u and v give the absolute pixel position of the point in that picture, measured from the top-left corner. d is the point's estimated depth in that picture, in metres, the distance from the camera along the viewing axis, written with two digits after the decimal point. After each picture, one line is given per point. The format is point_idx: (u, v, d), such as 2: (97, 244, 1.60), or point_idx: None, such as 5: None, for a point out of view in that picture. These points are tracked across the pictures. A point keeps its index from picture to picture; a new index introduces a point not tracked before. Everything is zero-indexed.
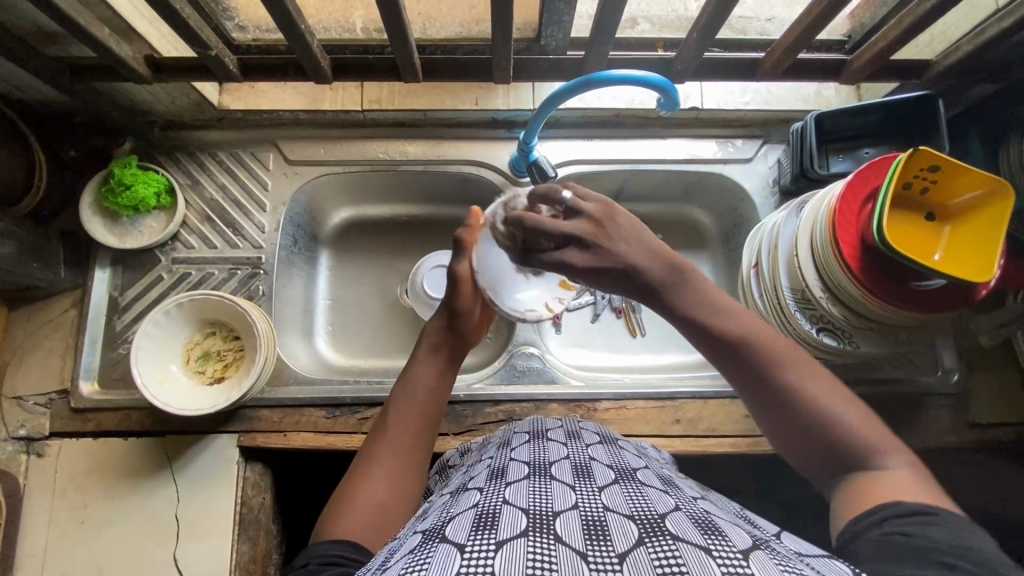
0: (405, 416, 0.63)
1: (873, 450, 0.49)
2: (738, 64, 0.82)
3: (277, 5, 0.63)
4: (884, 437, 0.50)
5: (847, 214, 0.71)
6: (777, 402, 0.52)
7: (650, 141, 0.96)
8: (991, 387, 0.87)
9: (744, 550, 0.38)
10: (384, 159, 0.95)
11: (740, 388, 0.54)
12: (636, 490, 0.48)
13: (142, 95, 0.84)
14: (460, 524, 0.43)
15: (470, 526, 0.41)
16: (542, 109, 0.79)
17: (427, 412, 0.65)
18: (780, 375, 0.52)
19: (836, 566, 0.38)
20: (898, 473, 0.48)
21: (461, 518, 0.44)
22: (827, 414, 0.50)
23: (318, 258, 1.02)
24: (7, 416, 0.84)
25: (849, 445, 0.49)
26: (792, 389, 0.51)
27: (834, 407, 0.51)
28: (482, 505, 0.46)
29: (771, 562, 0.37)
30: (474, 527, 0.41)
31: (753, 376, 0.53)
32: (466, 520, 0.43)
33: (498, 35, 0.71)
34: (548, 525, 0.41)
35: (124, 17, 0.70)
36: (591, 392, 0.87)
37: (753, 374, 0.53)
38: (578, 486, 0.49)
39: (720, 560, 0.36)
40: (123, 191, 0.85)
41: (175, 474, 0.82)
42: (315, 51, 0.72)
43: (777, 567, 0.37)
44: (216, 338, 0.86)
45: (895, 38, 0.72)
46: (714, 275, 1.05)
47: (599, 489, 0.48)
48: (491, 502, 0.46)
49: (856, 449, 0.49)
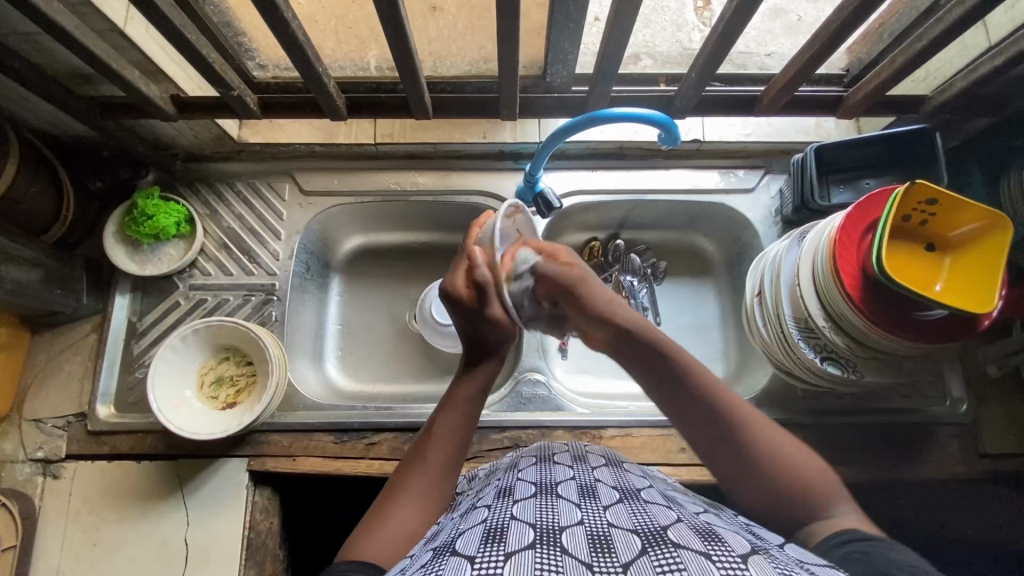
0: (441, 442, 0.62)
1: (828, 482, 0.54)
2: (738, 100, 0.85)
3: (296, 49, 0.67)
4: (831, 488, 0.54)
5: (848, 245, 0.72)
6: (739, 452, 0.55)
7: (653, 172, 0.98)
8: (1001, 417, 0.86)
9: (744, 554, 0.39)
10: (395, 189, 0.98)
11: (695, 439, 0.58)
12: (640, 508, 0.49)
13: (167, 129, 0.88)
14: (469, 538, 0.44)
15: (479, 539, 0.43)
16: (548, 143, 0.82)
17: (462, 438, 0.63)
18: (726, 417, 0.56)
19: None
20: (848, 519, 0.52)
21: (471, 533, 0.45)
22: (782, 464, 0.54)
23: (330, 284, 1.04)
24: (26, 439, 0.86)
25: (800, 488, 0.53)
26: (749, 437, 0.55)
27: (789, 455, 0.55)
28: (490, 520, 0.47)
29: (769, 565, 0.38)
30: (483, 540, 0.42)
31: (704, 423, 0.57)
32: (475, 534, 0.44)
33: (505, 74, 0.74)
34: (554, 537, 0.42)
35: (154, 60, 0.74)
36: (597, 420, 0.87)
37: (693, 409, 0.57)
38: (583, 504, 0.50)
39: (720, 564, 0.37)
40: (145, 221, 0.89)
41: (186, 498, 0.84)
42: (331, 90, 0.76)
43: (775, 570, 0.37)
44: (229, 363, 0.88)
45: (889, 76, 0.74)
46: (719, 302, 1.06)
47: (604, 507, 0.49)
48: (499, 517, 0.47)
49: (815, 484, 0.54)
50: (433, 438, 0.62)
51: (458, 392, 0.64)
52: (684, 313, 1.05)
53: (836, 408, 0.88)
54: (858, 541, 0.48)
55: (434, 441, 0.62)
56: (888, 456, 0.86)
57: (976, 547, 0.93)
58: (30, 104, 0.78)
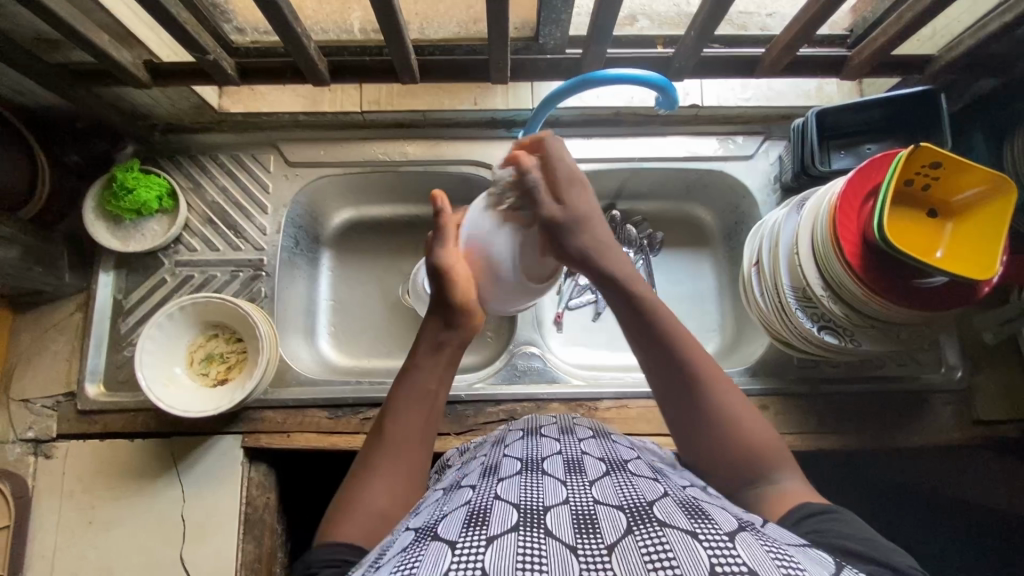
0: (405, 424, 0.61)
1: (767, 459, 0.55)
2: (738, 62, 0.81)
3: (273, 9, 0.63)
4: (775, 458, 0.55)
5: (848, 212, 0.70)
6: (688, 403, 0.58)
7: (649, 139, 0.96)
8: (995, 384, 0.86)
9: (731, 532, 0.39)
10: (384, 159, 0.95)
11: (659, 390, 0.60)
12: (626, 481, 0.49)
13: (143, 98, 0.84)
14: (451, 521, 0.43)
15: (461, 522, 0.42)
16: (541, 108, 0.79)
17: (426, 422, 0.62)
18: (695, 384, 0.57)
19: (821, 555, 0.39)
20: (786, 487, 0.53)
21: (453, 515, 0.44)
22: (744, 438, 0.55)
23: (320, 258, 1.02)
24: (15, 419, 0.85)
25: (744, 459, 0.55)
26: (696, 385, 0.57)
27: (753, 433, 0.56)
28: (474, 502, 0.46)
29: (757, 543, 0.38)
30: (464, 524, 0.41)
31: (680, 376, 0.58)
32: (456, 518, 0.43)
33: (495, 35, 0.71)
34: (537, 519, 0.41)
35: (123, 23, 0.70)
36: (593, 392, 0.87)
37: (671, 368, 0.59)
38: (569, 480, 0.49)
39: (706, 544, 0.37)
40: (125, 195, 0.86)
41: (181, 475, 0.83)
42: (313, 54, 0.72)
43: (763, 548, 0.37)
44: (219, 340, 0.86)
45: (895, 35, 0.71)
46: (715, 272, 1.05)
47: (590, 482, 0.49)
48: (482, 498, 0.46)
49: (751, 464, 0.55)
50: (396, 422, 0.61)
51: (416, 373, 0.64)
52: (681, 284, 1.04)
53: (832, 376, 0.88)
54: (811, 518, 0.49)
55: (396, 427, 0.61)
56: (882, 424, 0.86)
57: (966, 510, 0.94)
58: None
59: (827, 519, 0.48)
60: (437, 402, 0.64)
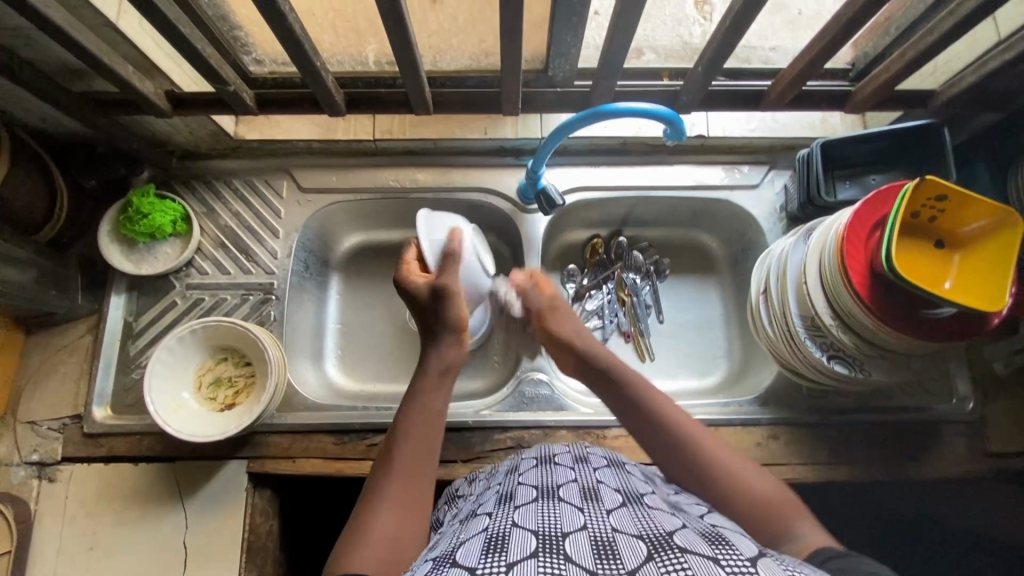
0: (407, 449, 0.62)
1: (781, 518, 0.55)
2: (743, 95, 0.83)
3: (294, 43, 0.65)
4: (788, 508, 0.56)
5: (856, 242, 0.71)
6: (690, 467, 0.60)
7: (656, 168, 0.97)
8: (1006, 415, 0.85)
9: (752, 557, 0.38)
10: (395, 186, 0.97)
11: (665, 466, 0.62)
12: (644, 512, 0.49)
13: (164, 126, 0.87)
14: (469, 549, 0.43)
15: (479, 549, 0.42)
16: (551, 139, 0.81)
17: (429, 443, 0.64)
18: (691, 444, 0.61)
19: None
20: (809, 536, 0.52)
21: (471, 543, 0.44)
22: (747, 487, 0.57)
23: (329, 283, 1.03)
24: (21, 442, 0.85)
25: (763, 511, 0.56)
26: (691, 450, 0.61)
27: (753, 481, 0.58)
28: (491, 529, 0.46)
29: (777, 566, 0.38)
30: (484, 551, 0.41)
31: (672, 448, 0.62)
32: (474, 545, 0.43)
33: (507, 69, 0.73)
34: (557, 544, 0.41)
35: (147, 55, 0.72)
36: (601, 420, 0.86)
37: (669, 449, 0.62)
38: (587, 508, 0.49)
39: (729, 568, 0.37)
40: (141, 219, 0.87)
41: (185, 501, 0.83)
42: (329, 86, 0.75)
43: (785, 572, 0.37)
44: (228, 364, 0.86)
45: (898, 71, 0.72)
46: (722, 299, 1.05)
47: (607, 511, 0.49)
48: (499, 525, 0.46)
49: (769, 517, 0.55)
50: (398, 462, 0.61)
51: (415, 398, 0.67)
52: (688, 311, 1.04)
53: (843, 406, 0.87)
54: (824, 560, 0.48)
55: (399, 465, 0.60)
56: (894, 455, 0.85)
57: (981, 544, 0.92)
58: (21, 101, 0.76)
59: (848, 560, 0.46)
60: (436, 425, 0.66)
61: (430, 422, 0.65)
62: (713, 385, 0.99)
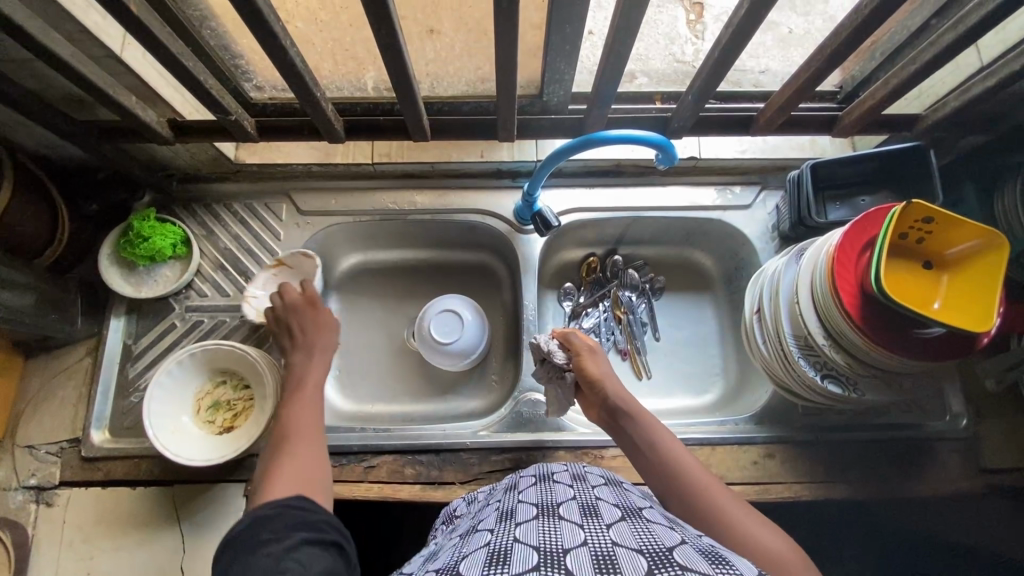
0: (301, 410, 0.73)
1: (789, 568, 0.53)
2: (732, 120, 0.85)
3: (295, 77, 0.66)
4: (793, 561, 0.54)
5: (846, 262, 0.72)
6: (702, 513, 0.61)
7: (650, 189, 0.99)
8: (999, 432, 0.86)
9: None
10: (393, 208, 0.98)
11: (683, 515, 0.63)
12: (644, 527, 0.51)
13: (164, 151, 0.88)
14: (473, 562, 0.46)
15: (483, 562, 0.45)
16: (546, 163, 0.83)
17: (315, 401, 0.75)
18: (699, 493, 0.63)
19: None
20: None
21: (474, 557, 0.47)
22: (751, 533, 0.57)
23: (327, 303, 1.04)
24: (19, 466, 0.85)
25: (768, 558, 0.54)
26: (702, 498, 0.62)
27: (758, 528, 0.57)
28: (493, 544, 0.48)
29: None
30: (486, 564, 0.44)
31: (688, 496, 0.63)
32: (478, 558, 0.46)
33: (503, 97, 0.75)
34: (558, 560, 0.43)
35: (150, 84, 0.74)
36: (599, 440, 0.86)
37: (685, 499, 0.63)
38: (586, 524, 0.50)
39: None
40: (141, 242, 0.88)
41: (182, 525, 0.82)
42: (329, 114, 0.76)
43: None
44: (226, 387, 0.87)
45: (884, 97, 0.74)
46: (717, 317, 1.06)
47: (607, 526, 0.50)
48: (502, 540, 0.48)
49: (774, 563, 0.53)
50: (288, 408, 0.73)
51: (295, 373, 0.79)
52: (684, 328, 1.05)
53: (838, 423, 0.88)
54: None
55: (290, 410, 0.73)
56: (889, 473, 0.85)
57: None
58: (24, 130, 0.77)
59: None
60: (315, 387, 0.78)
61: (312, 386, 0.77)
62: (710, 403, 1.00)
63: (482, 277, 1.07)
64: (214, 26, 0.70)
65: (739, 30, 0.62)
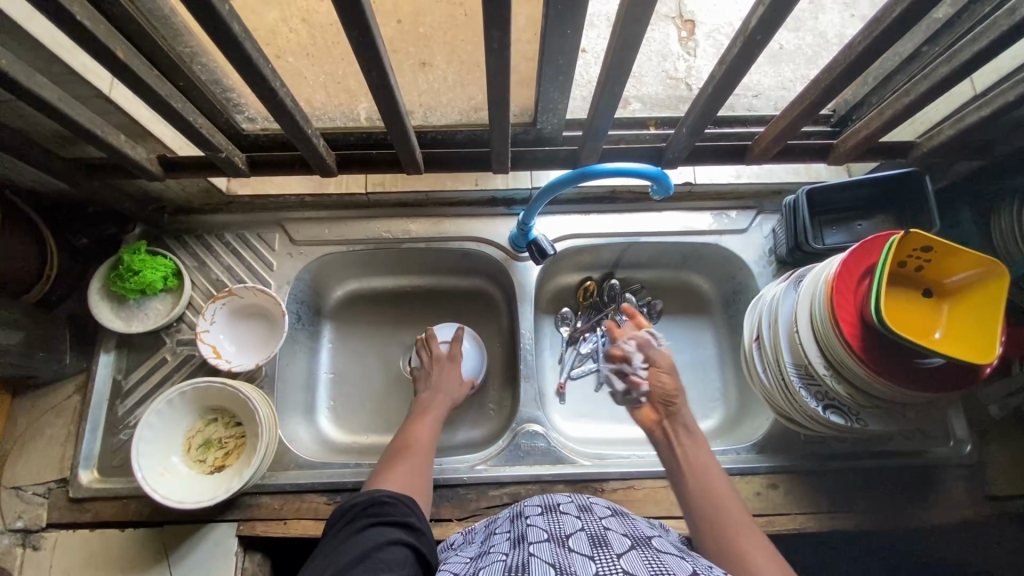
0: (423, 425, 0.82)
1: None
2: (727, 149, 0.84)
3: (287, 117, 0.65)
4: None
5: (845, 292, 0.71)
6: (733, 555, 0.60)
7: (645, 214, 0.99)
8: (1004, 458, 0.85)
9: None
10: (388, 237, 0.97)
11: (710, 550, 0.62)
12: (655, 556, 0.51)
13: (154, 184, 0.87)
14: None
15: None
16: (541, 195, 0.82)
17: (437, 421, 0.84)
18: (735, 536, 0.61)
19: None
20: None
21: None
22: None
23: (321, 332, 1.02)
24: (5, 508, 0.83)
25: None
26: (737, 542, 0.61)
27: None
28: (508, 566, 0.50)
29: None
30: None
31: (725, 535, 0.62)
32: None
33: (497, 130, 0.74)
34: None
35: (139, 122, 0.73)
36: (599, 473, 0.85)
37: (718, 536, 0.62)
38: (597, 555, 0.51)
39: None
40: (131, 276, 0.87)
41: (172, 568, 0.80)
42: (321, 149, 0.75)
43: None
44: (218, 425, 0.85)
45: (878, 127, 0.73)
46: (715, 341, 1.05)
47: (617, 556, 0.51)
48: (517, 562, 0.50)
49: None
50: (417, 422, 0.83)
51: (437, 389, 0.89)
52: (682, 352, 1.04)
53: (841, 451, 0.86)
54: None
55: (418, 424, 0.82)
56: (894, 501, 0.84)
57: None
58: (12, 167, 0.76)
59: None
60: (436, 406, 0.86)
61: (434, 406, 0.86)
62: (710, 430, 0.99)
63: (478, 305, 1.06)
64: (204, 63, 0.70)
65: (733, 66, 0.61)
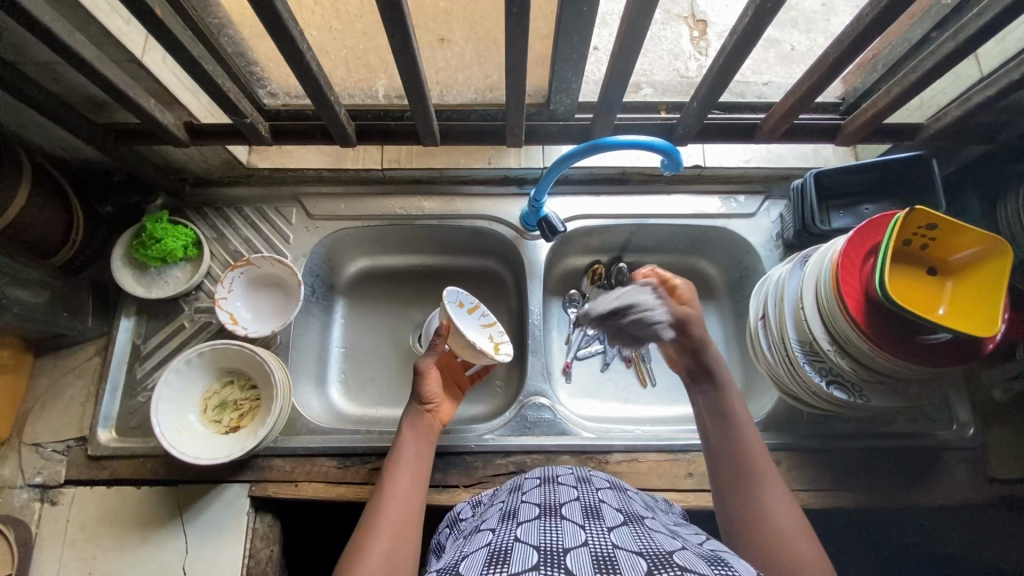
0: (394, 479, 0.67)
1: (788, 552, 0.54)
2: (737, 129, 0.86)
3: (311, 82, 0.68)
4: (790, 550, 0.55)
5: (850, 268, 0.73)
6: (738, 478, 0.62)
7: (655, 197, 1.00)
8: (1007, 441, 0.85)
9: None
10: (402, 214, 0.99)
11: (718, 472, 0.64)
12: (645, 533, 0.53)
13: (179, 154, 0.90)
14: (473, 562, 0.49)
15: (483, 562, 0.48)
16: (551, 170, 0.84)
17: (417, 474, 0.69)
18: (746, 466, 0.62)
19: None
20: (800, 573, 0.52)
21: (475, 556, 0.50)
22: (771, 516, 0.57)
23: (334, 306, 1.05)
24: (25, 464, 0.85)
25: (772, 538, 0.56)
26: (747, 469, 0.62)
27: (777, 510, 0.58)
28: (495, 543, 0.51)
29: None
30: (486, 563, 0.47)
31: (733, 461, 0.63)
32: (479, 558, 0.49)
33: (511, 104, 0.76)
34: (558, 559, 0.46)
35: (168, 88, 0.76)
36: (604, 444, 0.86)
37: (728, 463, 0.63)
38: (588, 525, 0.53)
39: None
40: (154, 244, 0.89)
41: (186, 525, 0.82)
42: (342, 119, 0.78)
43: None
44: (233, 387, 0.88)
45: (885, 106, 0.75)
46: (721, 325, 1.06)
47: (608, 529, 0.53)
48: (504, 539, 0.51)
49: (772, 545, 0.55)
50: (388, 478, 0.67)
51: (408, 440, 0.73)
52: None
53: (844, 431, 0.87)
54: None
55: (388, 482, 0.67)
56: (896, 481, 0.85)
57: None
58: (44, 131, 0.79)
59: None
60: (416, 455, 0.71)
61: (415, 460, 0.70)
62: None
63: (488, 284, 1.08)
64: (231, 34, 0.72)
65: (744, 37, 0.63)
